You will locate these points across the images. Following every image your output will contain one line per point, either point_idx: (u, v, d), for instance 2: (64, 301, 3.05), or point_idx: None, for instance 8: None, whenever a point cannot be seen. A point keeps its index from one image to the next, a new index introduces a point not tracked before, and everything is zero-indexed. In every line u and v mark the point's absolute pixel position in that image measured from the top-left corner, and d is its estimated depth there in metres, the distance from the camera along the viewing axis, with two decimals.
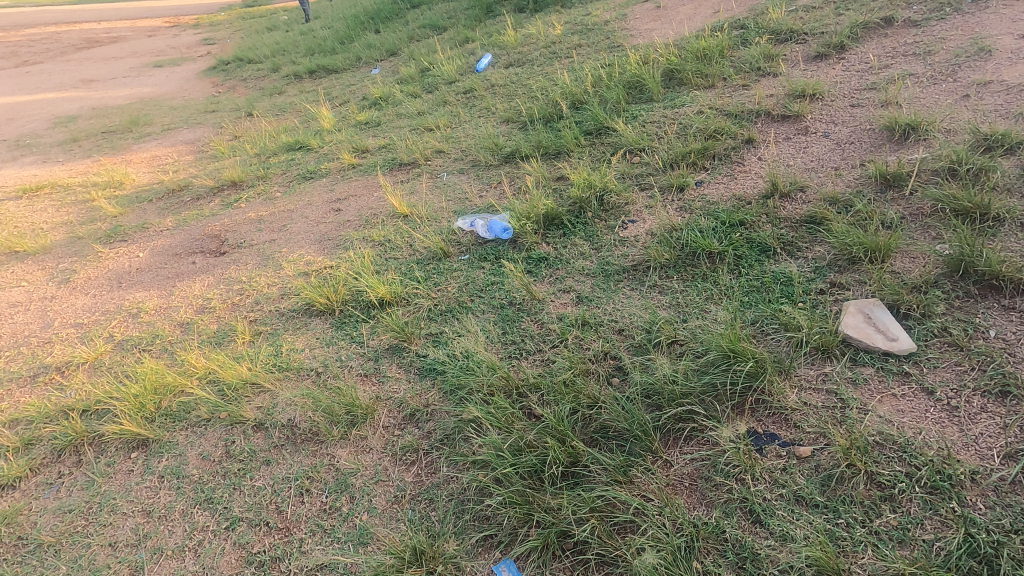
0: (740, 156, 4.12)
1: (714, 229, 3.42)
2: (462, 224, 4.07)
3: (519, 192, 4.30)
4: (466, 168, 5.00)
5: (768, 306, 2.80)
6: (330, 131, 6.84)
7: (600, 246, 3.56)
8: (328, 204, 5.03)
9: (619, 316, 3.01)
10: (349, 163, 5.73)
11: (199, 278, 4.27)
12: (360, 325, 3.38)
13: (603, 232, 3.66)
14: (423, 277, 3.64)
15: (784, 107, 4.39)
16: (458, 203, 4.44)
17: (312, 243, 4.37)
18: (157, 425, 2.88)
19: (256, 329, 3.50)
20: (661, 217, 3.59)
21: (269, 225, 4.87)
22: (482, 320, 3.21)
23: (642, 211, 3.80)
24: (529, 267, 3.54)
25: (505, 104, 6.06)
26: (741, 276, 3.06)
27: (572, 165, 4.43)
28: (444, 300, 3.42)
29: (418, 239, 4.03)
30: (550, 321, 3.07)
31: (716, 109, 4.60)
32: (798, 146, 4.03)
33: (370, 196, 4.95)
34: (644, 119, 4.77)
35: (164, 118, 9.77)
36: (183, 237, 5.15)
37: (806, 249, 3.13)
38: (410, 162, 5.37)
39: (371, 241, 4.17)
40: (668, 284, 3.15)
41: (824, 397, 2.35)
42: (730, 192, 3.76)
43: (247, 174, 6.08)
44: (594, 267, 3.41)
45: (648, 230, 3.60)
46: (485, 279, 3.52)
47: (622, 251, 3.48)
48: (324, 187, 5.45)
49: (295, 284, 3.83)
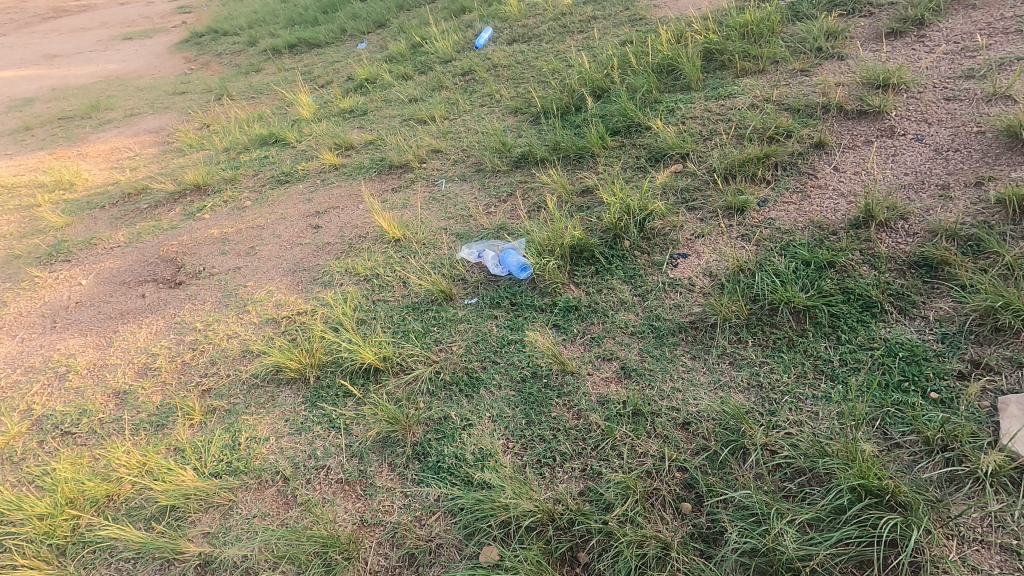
0: (809, 166, 3.33)
1: (795, 272, 2.66)
2: (468, 254, 3.29)
3: (536, 213, 3.53)
4: (469, 173, 4.19)
5: (889, 401, 2.08)
6: (310, 121, 5.97)
7: (645, 291, 2.80)
8: (304, 219, 4.23)
9: (683, 402, 2.29)
10: (330, 165, 4.90)
11: (145, 321, 3.50)
12: (341, 401, 2.64)
13: (647, 271, 2.90)
14: (421, 332, 2.89)
15: (860, 100, 3.57)
16: (462, 223, 3.66)
17: (284, 275, 3.59)
18: (69, 561, 2.17)
19: (207, 404, 2.75)
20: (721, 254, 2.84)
21: (235, 247, 4.08)
22: (499, 401, 2.48)
23: (693, 240, 3.04)
24: (555, 321, 2.79)
25: (511, 90, 5.19)
26: (842, 346, 2.32)
27: (600, 176, 3.64)
28: (449, 368, 2.68)
29: (413, 275, 3.26)
30: (589, 408, 2.34)
31: (773, 103, 3.79)
32: (885, 153, 3.24)
33: (354, 210, 4.15)
34: (683, 114, 3.95)
35: (128, 101, 8.79)
36: (134, 259, 4.35)
37: (924, 305, 2.39)
38: (401, 164, 4.55)
39: (355, 275, 3.39)
40: (742, 354, 2.42)
41: (1002, 559, 1.64)
42: (805, 216, 2.99)
43: (212, 176, 5.24)
44: (639, 323, 2.66)
45: (704, 269, 2.85)
46: (500, 337, 2.78)
47: (674, 299, 2.73)
48: (301, 194, 4.63)
49: (260, 338, 3.08)
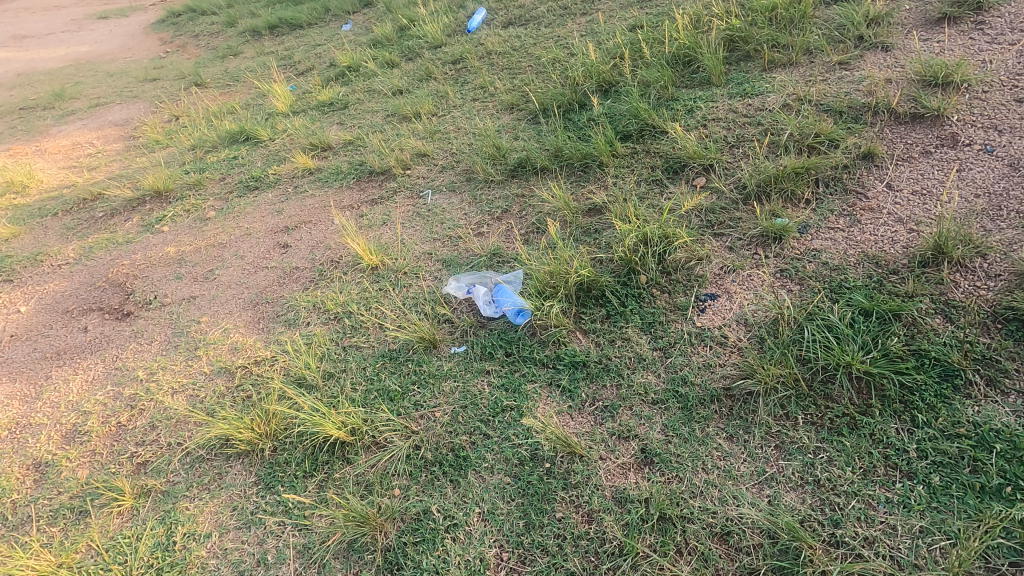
0: (857, 182, 2.83)
1: (851, 325, 2.18)
2: (457, 288, 2.81)
3: (535, 238, 3.04)
4: (458, 183, 3.67)
5: (988, 515, 1.65)
6: (285, 116, 5.42)
7: (668, 344, 2.32)
8: (272, 236, 3.72)
9: (719, 504, 1.84)
10: (304, 169, 4.37)
11: (83, 364, 3.02)
12: (299, 485, 2.18)
13: (668, 317, 2.42)
14: (398, 391, 2.42)
15: (914, 100, 3.04)
16: (450, 247, 3.16)
17: (245, 310, 3.10)
18: None
19: (140, 484, 2.28)
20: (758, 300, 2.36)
21: (191, 270, 3.58)
22: (491, 492, 2.02)
23: (723, 277, 2.56)
24: (558, 380, 2.32)
25: (506, 82, 4.63)
26: (919, 430, 1.86)
27: (609, 191, 3.14)
28: (431, 443, 2.22)
29: (391, 314, 2.78)
30: (603, 509, 1.89)
31: (810, 103, 3.26)
32: (948, 167, 2.74)
33: (328, 226, 3.65)
34: (704, 116, 3.43)
35: (96, 88, 8.17)
36: (80, 280, 3.85)
37: (1019, 376, 1.92)
38: (382, 170, 4.02)
39: (324, 312, 2.91)
40: (791, 436, 1.96)
41: None
42: (856, 249, 2.51)
43: (174, 179, 4.70)
44: (661, 387, 2.19)
45: (738, 316, 2.37)
46: (492, 401, 2.31)
47: (703, 356, 2.25)
48: (270, 204, 4.11)
49: (209, 394, 2.60)
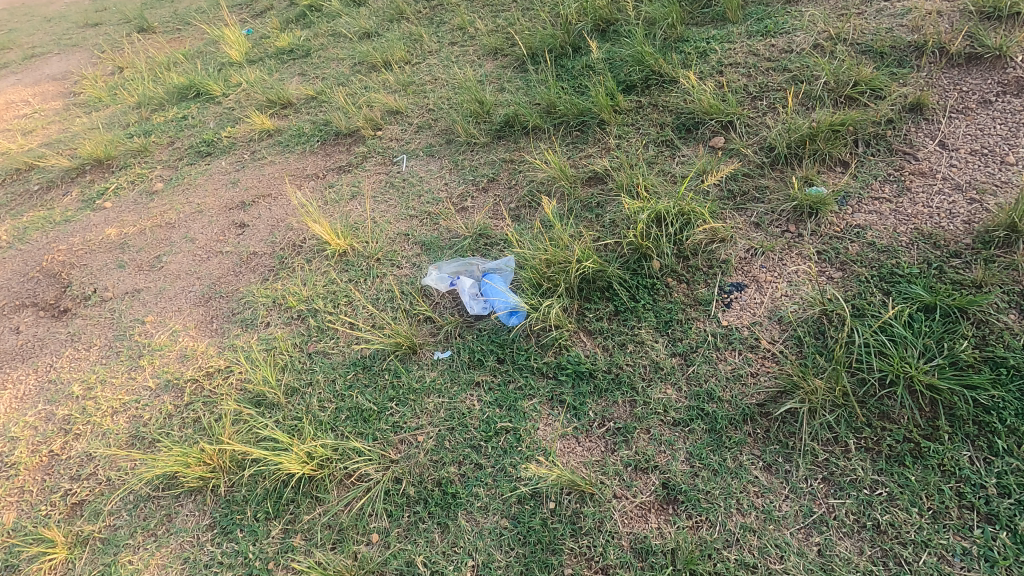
0: (903, 141, 2.41)
1: (909, 326, 1.82)
2: (438, 280, 2.40)
3: (527, 216, 2.62)
4: (437, 145, 3.20)
5: None
6: (239, 67, 4.80)
7: (689, 348, 1.97)
8: (226, 214, 3.26)
9: (759, 557, 1.54)
10: (261, 130, 3.84)
11: (12, 375, 2.62)
12: (261, 530, 1.85)
13: (687, 315, 2.06)
14: (374, 411, 2.07)
15: (969, 37, 2.57)
16: (429, 226, 2.73)
17: (197, 307, 2.70)
18: None
19: (75, 531, 1.95)
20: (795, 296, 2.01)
21: (136, 257, 3.13)
22: (486, 539, 1.71)
23: (749, 262, 2.19)
24: (561, 395, 1.98)
25: (488, 21, 4.04)
26: (998, 460, 1.55)
27: (611, 155, 2.69)
28: (413, 476, 1.88)
29: (363, 313, 2.40)
30: (620, 564, 1.59)
31: (845, 43, 2.78)
32: (1013, 120, 2.32)
33: (290, 201, 3.18)
34: (720, 60, 2.93)
35: (32, 36, 7.33)
36: (11, 268, 3.39)
37: None
38: (349, 131, 3.52)
39: (286, 310, 2.51)
40: (842, 467, 1.64)
41: None
42: (907, 226, 2.12)
43: (116, 145, 4.15)
44: (683, 404, 1.85)
45: (771, 313, 2.01)
46: (484, 421, 1.97)
47: (731, 364, 1.91)
48: (224, 174, 3.62)
49: (154, 416, 2.23)
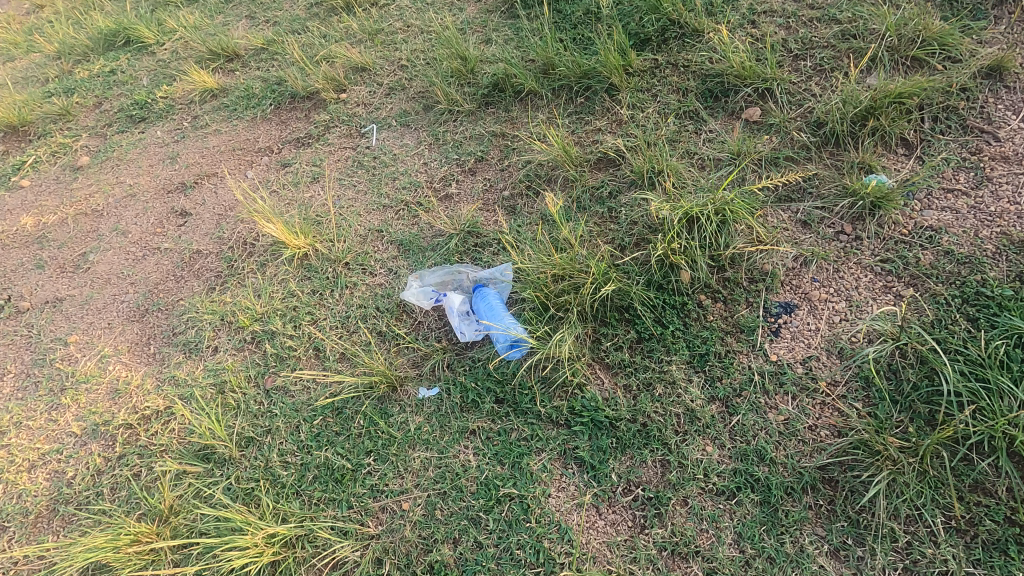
0: (980, 115, 1.96)
1: (1009, 368, 1.46)
2: (420, 294, 1.99)
3: (525, 208, 2.17)
4: (412, 112, 2.66)
5: None
6: (177, 6, 4.07)
7: (731, 392, 1.62)
8: (164, 198, 2.74)
9: None
10: (203, 90, 3.23)
11: None
12: None
13: (727, 347, 1.69)
14: (349, 469, 1.71)
15: None
16: (406, 220, 2.27)
17: (130, 323, 2.25)
18: None
19: None
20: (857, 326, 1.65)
21: (57, 254, 2.63)
22: None
23: (799, 274, 1.80)
24: (575, 450, 1.63)
25: None
26: None
27: (625, 131, 2.22)
28: (399, 557, 1.55)
29: (331, 337, 1.99)
30: None
31: None
32: None
33: (239, 182, 2.67)
34: (753, 6, 2.41)
35: None
36: None
37: None
38: (307, 93, 2.95)
39: (238, 330, 2.08)
40: (928, 556, 1.34)
41: None
42: (993, 230, 1.73)
43: (31, 107, 3.50)
44: (727, 467, 1.52)
45: (830, 344, 1.65)
46: (483, 484, 1.63)
47: (784, 414, 1.56)
48: (161, 146, 3.05)
49: (81, 473, 1.84)
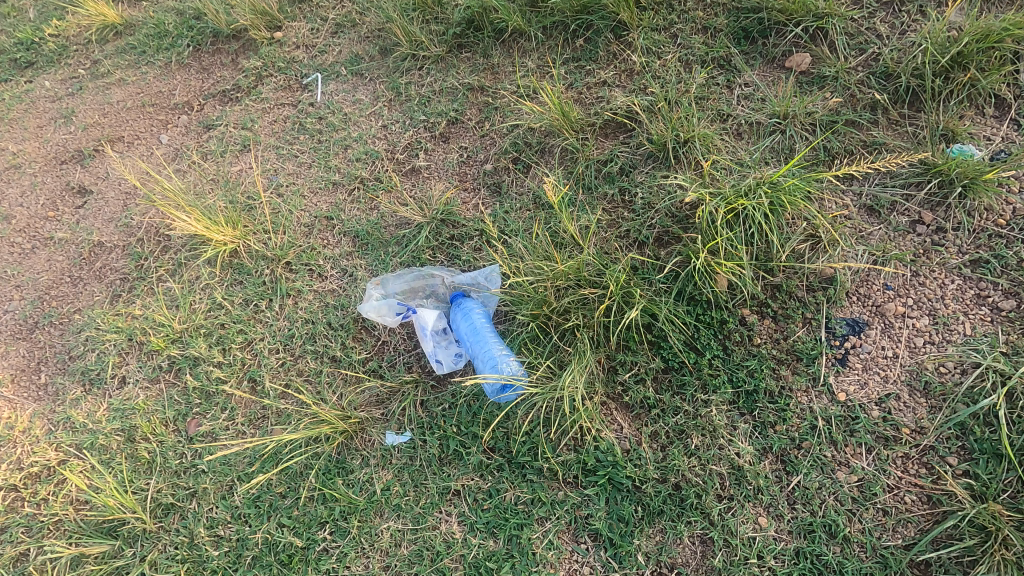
0: None
1: None
2: (382, 308, 1.55)
3: (513, 189, 1.72)
4: (366, 55, 2.10)
5: None
6: None
7: (788, 444, 1.26)
8: (55, 170, 2.17)
9: None
10: (102, 26, 2.51)
11: None
12: None
13: (780, 382, 1.31)
14: (298, 547, 1.35)
15: None
16: (363, 203, 1.79)
17: (14, 343, 1.77)
18: None
19: None
20: (948, 354, 1.28)
21: None
22: None
23: (868, 280, 1.39)
24: (588, 520, 1.29)
25: None
26: None
27: (638, 85, 1.73)
28: None
29: (271, 365, 1.56)
30: None
31: None
32: None
33: (153, 151, 2.12)
34: None
35: None
36: None
37: None
38: (233, 30, 2.31)
39: (149, 355, 1.63)
40: None
41: None
42: None
43: None
44: (786, 547, 1.19)
45: (911, 377, 1.28)
46: (472, 567, 1.28)
47: (857, 475, 1.22)
48: (51, 99, 2.39)
49: None
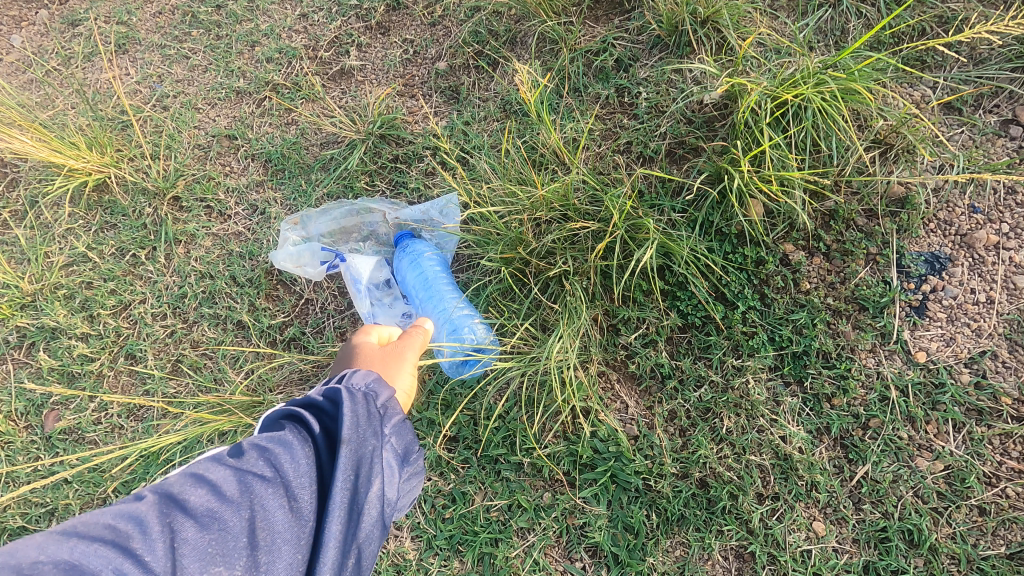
0: None
1: None
2: (302, 256, 1.15)
3: (475, 92, 1.29)
4: None
5: None
6: None
7: (851, 424, 0.95)
8: None
9: None
10: None
11: None
12: None
13: (839, 340, 0.98)
14: None
15: None
16: (275, 117, 1.34)
17: None
18: None
19: None
20: None
21: None
22: None
23: (949, 198, 1.01)
24: (585, 531, 0.97)
25: None
26: None
27: None
28: None
29: (155, 337, 1.17)
30: None
31: None
32: None
33: (8, 68, 1.48)
34: None
35: None
36: None
37: None
38: None
39: None
40: None
41: None
42: None
43: None
44: (849, 561, 0.90)
45: (1011, 332, 0.95)
46: None
47: (945, 464, 0.91)
48: None
49: None
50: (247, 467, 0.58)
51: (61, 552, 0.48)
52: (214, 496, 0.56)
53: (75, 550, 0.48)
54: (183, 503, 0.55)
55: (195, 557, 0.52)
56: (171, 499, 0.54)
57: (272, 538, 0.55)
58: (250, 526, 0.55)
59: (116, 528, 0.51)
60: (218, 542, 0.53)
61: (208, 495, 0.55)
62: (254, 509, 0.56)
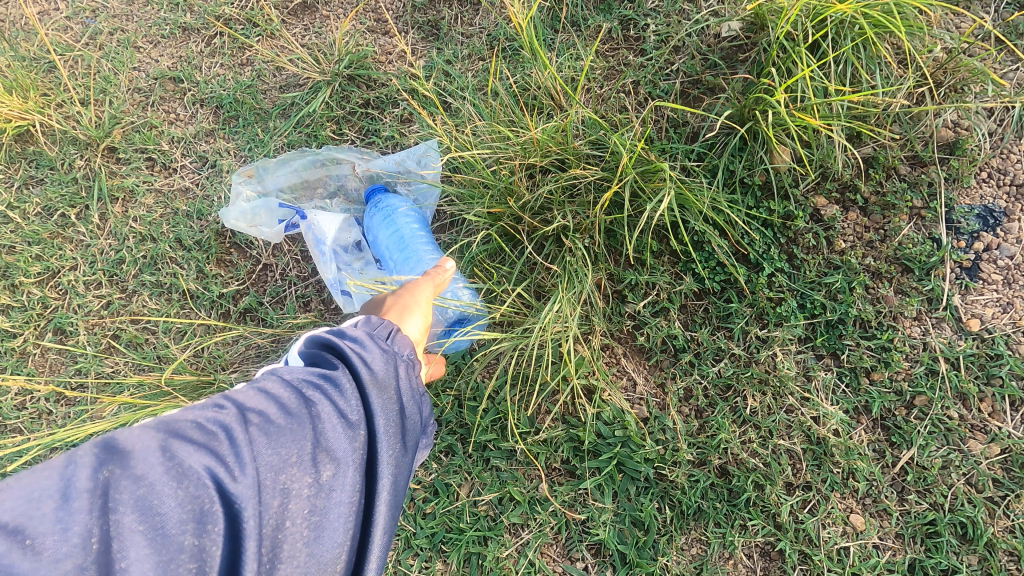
0: None
1: None
2: (257, 214, 0.99)
3: (457, 26, 1.11)
4: None
5: None
6: None
7: (894, 402, 0.82)
8: None
9: None
10: None
11: None
12: None
13: (880, 308, 0.84)
14: None
15: None
16: (227, 56, 1.15)
17: None
18: None
19: None
20: None
21: None
22: None
23: (1005, 143, 0.86)
24: (588, 528, 0.84)
25: None
26: None
27: None
28: None
29: (89, 310, 1.02)
30: None
31: None
32: None
33: None
34: None
35: None
36: None
37: None
38: None
39: None
40: None
41: None
42: None
43: None
44: (892, 559, 0.79)
45: None
46: None
47: (1004, 448, 0.79)
48: None
49: None
50: (308, 381, 0.51)
51: (151, 444, 0.44)
52: (280, 406, 0.49)
53: (163, 444, 0.44)
54: (253, 410, 0.49)
55: (269, 466, 0.46)
56: (241, 408, 0.48)
57: (341, 456, 0.49)
58: (314, 446, 0.48)
59: (197, 428, 0.46)
60: (289, 454, 0.47)
61: (275, 405, 0.49)
62: (319, 425, 0.49)
